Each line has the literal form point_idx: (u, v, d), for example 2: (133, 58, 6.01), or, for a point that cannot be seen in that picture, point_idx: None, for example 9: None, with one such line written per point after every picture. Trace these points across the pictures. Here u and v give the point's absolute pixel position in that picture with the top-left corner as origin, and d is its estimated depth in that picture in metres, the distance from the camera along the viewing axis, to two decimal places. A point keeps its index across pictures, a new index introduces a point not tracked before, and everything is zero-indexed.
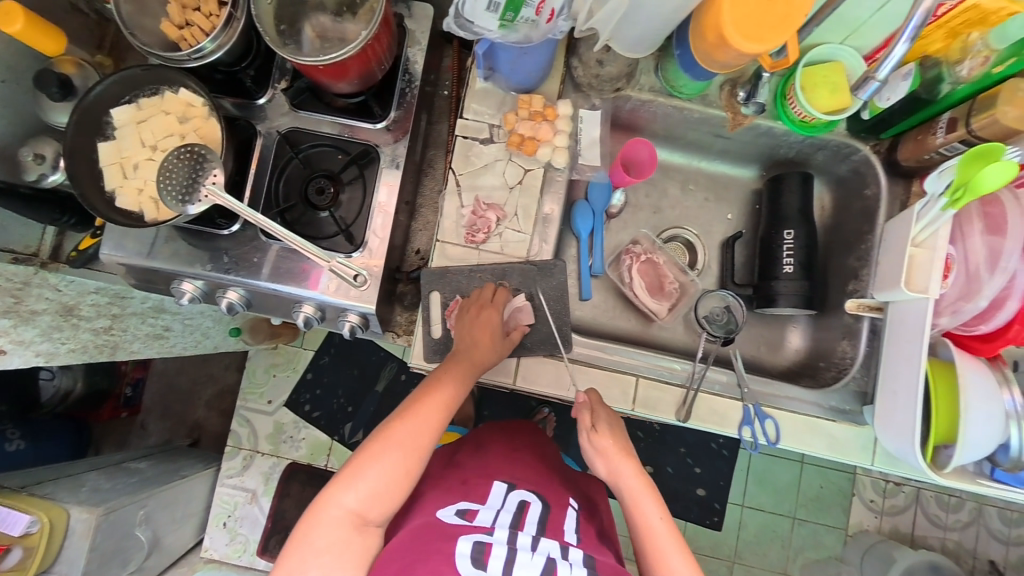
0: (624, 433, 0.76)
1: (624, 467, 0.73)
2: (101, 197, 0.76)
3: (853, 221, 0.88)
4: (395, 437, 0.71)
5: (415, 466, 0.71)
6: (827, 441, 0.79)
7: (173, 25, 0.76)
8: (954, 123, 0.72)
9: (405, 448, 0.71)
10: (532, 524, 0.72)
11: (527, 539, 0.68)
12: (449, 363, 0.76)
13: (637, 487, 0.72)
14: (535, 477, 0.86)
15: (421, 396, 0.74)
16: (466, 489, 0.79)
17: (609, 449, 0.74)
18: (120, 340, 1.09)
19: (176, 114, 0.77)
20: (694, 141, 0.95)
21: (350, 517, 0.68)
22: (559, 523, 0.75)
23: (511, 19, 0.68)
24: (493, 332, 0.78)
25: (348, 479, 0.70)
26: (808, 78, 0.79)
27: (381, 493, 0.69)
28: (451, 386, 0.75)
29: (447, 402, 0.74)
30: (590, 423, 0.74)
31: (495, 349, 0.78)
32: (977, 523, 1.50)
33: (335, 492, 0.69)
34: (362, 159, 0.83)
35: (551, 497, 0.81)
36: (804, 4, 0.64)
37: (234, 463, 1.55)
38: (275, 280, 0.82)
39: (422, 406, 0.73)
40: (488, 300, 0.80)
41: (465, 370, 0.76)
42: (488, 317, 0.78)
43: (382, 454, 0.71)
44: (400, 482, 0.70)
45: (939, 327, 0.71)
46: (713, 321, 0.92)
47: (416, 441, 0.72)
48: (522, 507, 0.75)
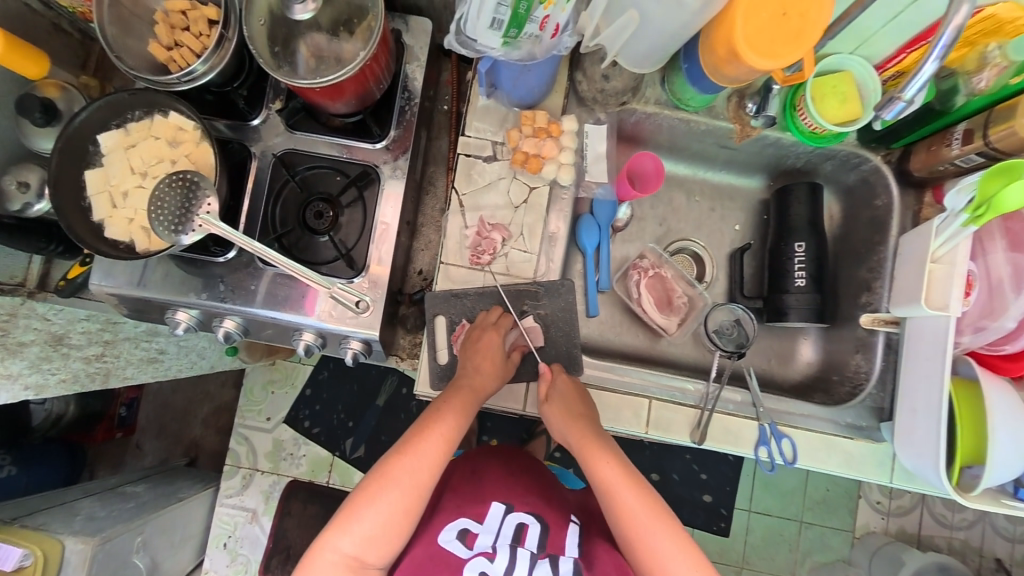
0: (581, 398, 0.75)
1: (573, 428, 0.73)
2: (90, 229, 0.72)
3: (863, 231, 0.86)
4: (393, 476, 0.70)
5: (414, 506, 0.70)
6: (844, 459, 0.77)
7: (161, 46, 0.73)
8: (970, 135, 0.70)
9: (403, 488, 0.69)
10: (532, 542, 0.75)
11: (525, 566, 0.72)
12: (449, 394, 0.74)
13: (604, 468, 0.71)
14: (537, 495, 0.84)
15: (418, 432, 0.72)
16: (465, 510, 0.80)
17: (569, 430, 0.72)
18: (113, 367, 1.06)
19: (166, 139, 0.74)
20: (700, 153, 0.93)
21: (346, 560, 0.68)
22: (558, 542, 0.76)
23: (514, 36, 0.66)
24: (495, 360, 0.76)
25: (345, 522, 0.68)
26: (817, 89, 0.77)
27: (378, 535, 0.68)
28: (452, 421, 0.72)
29: (447, 437, 0.72)
30: (546, 395, 0.75)
31: (497, 376, 0.76)
32: (983, 522, 1.50)
33: (331, 535, 0.68)
34: (361, 180, 0.81)
35: (548, 515, 0.80)
36: (819, 21, 0.63)
37: (233, 483, 1.52)
38: (272, 306, 0.79)
39: (419, 443, 0.71)
40: (492, 323, 0.78)
41: (466, 401, 0.73)
42: (489, 341, 0.76)
43: (379, 496, 0.69)
44: (398, 524, 0.69)
45: (961, 346, 0.69)
46: (722, 335, 0.89)
47: (415, 481, 0.70)
48: (520, 530, 0.77)
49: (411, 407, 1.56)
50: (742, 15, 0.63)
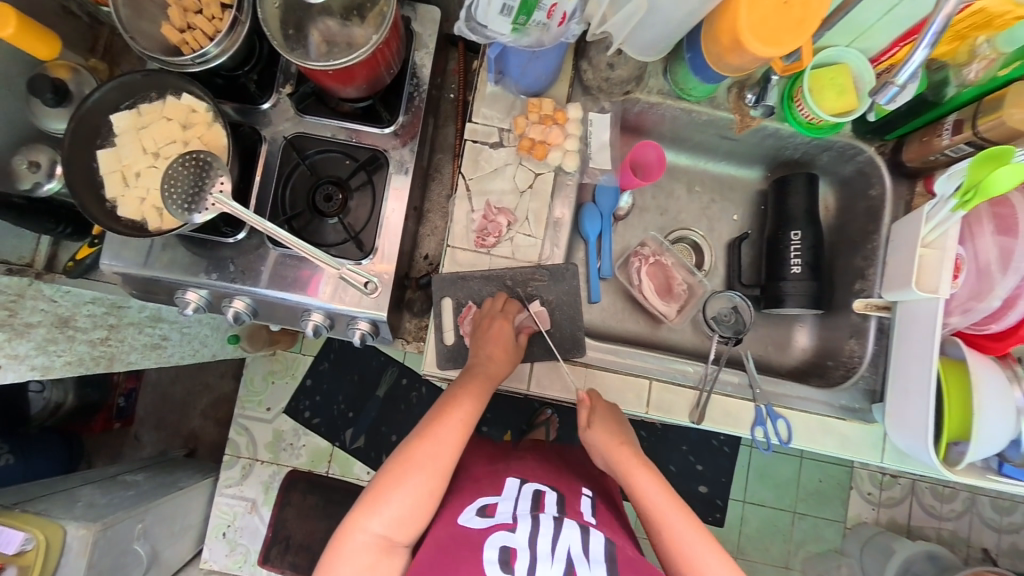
0: (619, 425, 0.76)
1: (614, 452, 0.74)
2: (102, 207, 0.73)
3: (858, 221, 0.89)
4: (416, 460, 0.71)
5: (439, 488, 0.71)
6: (837, 440, 0.80)
7: (174, 29, 0.74)
8: (960, 124, 0.73)
9: (428, 471, 0.71)
10: (552, 508, 0.74)
11: (548, 532, 0.69)
12: (465, 379, 0.75)
13: (633, 466, 0.73)
14: (549, 472, 0.87)
15: (437, 417, 0.73)
16: (481, 485, 0.80)
17: (605, 444, 0.75)
18: (117, 352, 1.05)
19: (178, 120, 0.75)
20: (701, 143, 0.95)
21: (377, 541, 0.69)
22: (575, 506, 0.77)
23: (523, 22, 0.68)
24: (508, 344, 0.77)
25: (373, 505, 0.69)
26: (814, 80, 0.79)
27: (407, 517, 0.69)
28: (470, 405, 0.74)
29: (466, 421, 0.74)
30: (586, 421, 0.75)
31: (511, 362, 0.78)
32: (971, 512, 1.53)
33: (361, 519, 0.69)
34: (370, 165, 0.82)
35: (563, 487, 0.82)
36: (821, 7, 0.65)
37: (233, 473, 1.52)
38: (281, 288, 0.80)
39: (441, 427, 0.73)
40: (499, 311, 0.79)
41: (481, 385, 0.75)
42: (500, 329, 0.77)
43: (405, 478, 0.70)
44: (424, 505, 0.70)
45: (950, 326, 0.72)
46: (721, 322, 0.92)
47: (439, 464, 0.71)
48: (539, 497, 0.76)
49: (412, 398, 1.57)
50: (746, 3, 0.65)
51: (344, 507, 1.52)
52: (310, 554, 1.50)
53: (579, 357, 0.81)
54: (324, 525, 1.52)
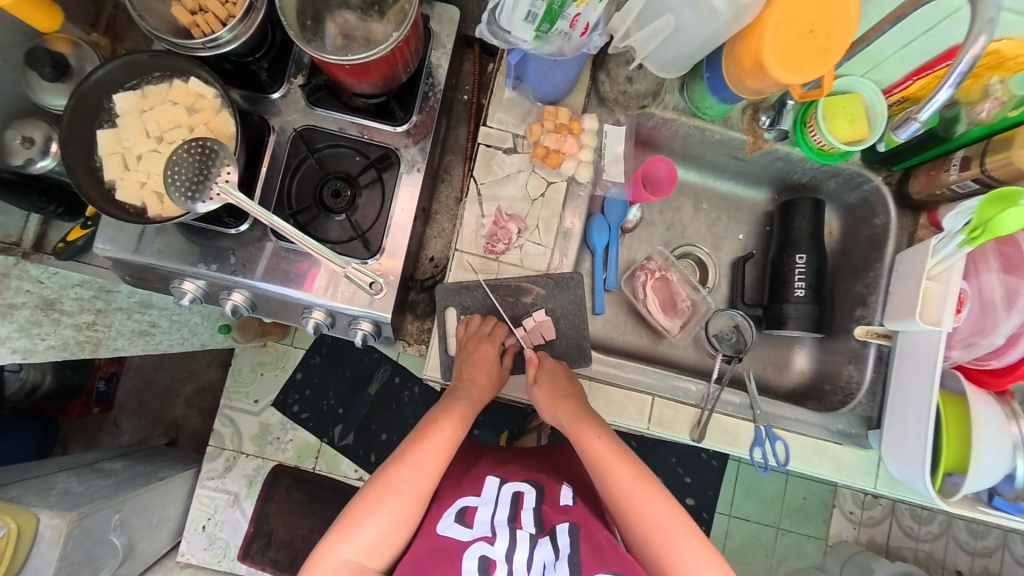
0: (570, 378, 0.78)
1: (559, 406, 0.75)
2: (100, 189, 0.71)
3: (861, 248, 0.90)
4: (393, 486, 0.71)
5: (414, 514, 0.71)
6: (833, 464, 0.80)
7: (185, 10, 0.71)
8: (967, 161, 0.75)
9: (404, 497, 0.71)
10: (530, 510, 0.75)
11: (526, 544, 0.70)
12: (446, 404, 0.75)
13: (610, 459, 0.73)
14: (528, 470, 0.86)
15: (417, 439, 0.74)
16: (460, 488, 0.80)
17: (547, 397, 0.76)
18: (104, 337, 1.01)
19: (184, 104, 0.73)
20: (710, 162, 0.96)
21: (349, 566, 0.68)
22: (554, 497, 0.79)
23: (546, 31, 0.68)
24: (491, 370, 0.77)
25: (347, 529, 0.69)
26: (829, 107, 0.79)
27: (380, 542, 0.69)
28: (450, 429, 0.74)
29: (445, 448, 0.74)
30: (533, 376, 0.78)
31: (491, 389, 0.77)
32: (947, 535, 1.56)
33: (334, 543, 0.69)
34: (381, 163, 0.81)
35: (543, 480, 0.83)
36: (844, 40, 0.66)
37: (216, 464, 1.48)
38: (282, 283, 0.78)
39: (419, 452, 0.73)
40: (486, 333, 0.78)
41: (464, 411, 0.75)
42: (485, 352, 0.77)
43: (380, 504, 0.70)
44: (397, 532, 0.70)
45: (951, 359, 0.73)
46: (723, 340, 0.92)
47: (415, 490, 0.71)
48: (516, 499, 0.77)
49: (404, 397, 1.55)
50: (772, 26, 0.66)
51: (330, 504, 1.49)
52: (293, 550, 1.48)
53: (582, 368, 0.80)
54: (307, 523, 1.49)
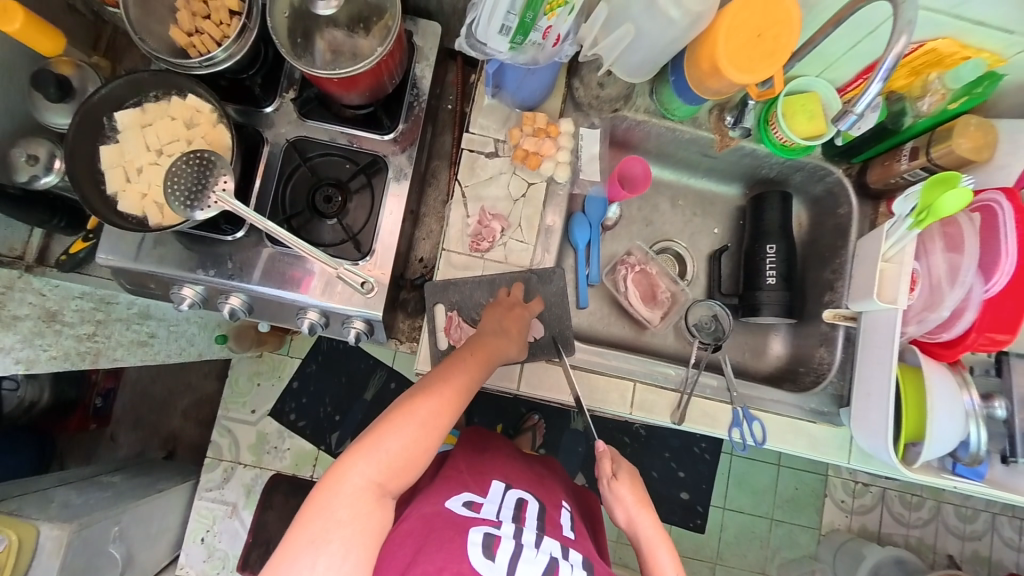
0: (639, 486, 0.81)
1: (644, 515, 0.78)
2: (103, 201, 0.75)
3: (828, 237, 0.95)
4: (419, 411, 0.67)
5: (434, 442, 0.68)
6: (808, 441, 0.84)
7: (183, 32, 0.76)
8: (916, 151, 0.81)
9: (427, 422, 0.67)
10: (533, 521, 0.73)
11: (531, 536, 0.69)
12: (475, 344, 0.74)
13: (655, 539, 0.76)
14: (530, 480, 0.87)
15: (443, 372, 0.71)
16: (467, 480, 0.80)
17: (632, 501, 0.80)
18: (104, 348, 1.03)
19: (182, 119, 0.77)
20: (683, 160, 1.01)
21: (370, 488, 0.63)
22: (555, 520, 0.78)
23: (519, 42, 0.73)
24: (520, 326, 0.79)
25: (369, 448, 0.65)
26: (789, 105, 0.85)
27: (403, 465, 0.65)
28: (476, 364, 0.72)
29: (468, 381, 0.71)
30: (611, 473, 0.81)
31: (515, 340, 0.78)
32: (936, 520, 1.59)
33: (355, 460, 0.64)
34: (370, 169, 0.85)
35: (546, 499, 0.82)
36: (790, 43, 0.72)
37: (214, 475, 1.50)
38: (277, 285, 0.82)
39: (446, 383, 0.70)
40: (516, 301, 0.82)
41: (489, 354, 0.74)
42: (516, 314, 0.80)
43: (405, 425, 0.66)
44: (420, 458, 0.66)
45: (907, 334, 0.79)
46: (702, 329, 0.97)
47: (440, 418, 0.68)
48: (521, 504, 0.77)
49: None
50: (725, 33, 0.72)
51: None
52: None
53: (564, 358, 0.83)
54: None
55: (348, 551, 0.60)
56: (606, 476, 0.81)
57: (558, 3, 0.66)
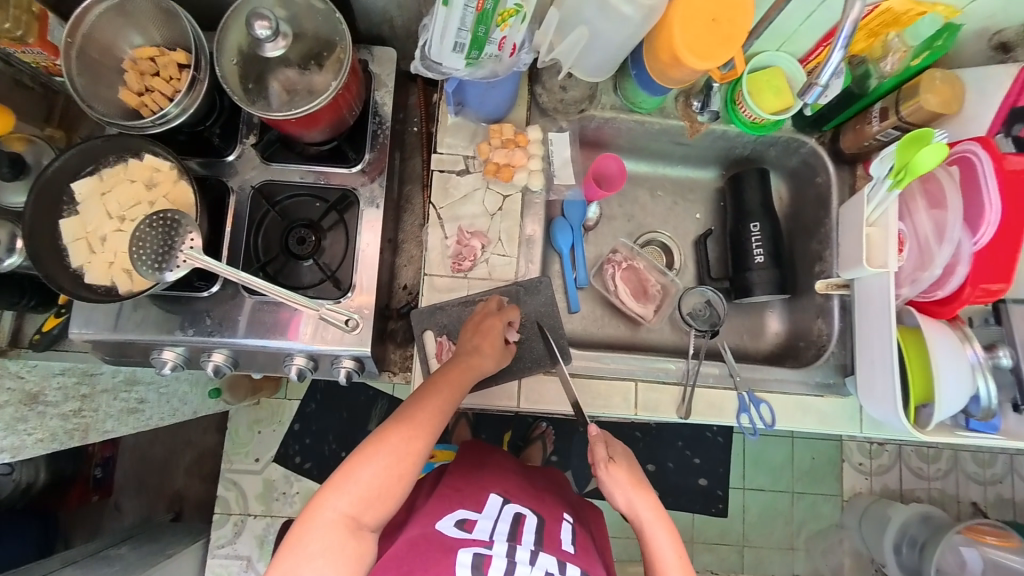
0: (635, 465, 0.80)
1: (639, 496, 0.76)
2: (69, 276, 0.71)
3: (810, 208, 0.95)
4: (391, 441, 0.67)
5: (408, 471, 0.67)
6: (817, 416, 0.84)
7: (132, 92, 0.74)
8: (886, 112, 0.81)
9: (399, 451, 0.67)
10: (530, 537, 0.72)
11: (525, 554, 0.68)
12: (446, 367, 0.73)
13: (653, 520, 0.74)
14: (529, 494, 0.85)
15: (415, 399, 0.71)
16: (462, 497, 0.79)
17: (626, 481, 0.77)
18: (93, 421, 1.00)
19: (142, 181, 0.74)
20: (657, 151, 1.01)
21: (343, 521, 0.64)
22: (554, 535, 0.76)
23: (476, 56, 0.72)
24: (495, 342, 0.76)
25: (343, 482, 0.65)
26: (753, 83, 0.84)
27: (376, 497, 0.65)
28: (448, 391, 0.71)
29: (440, 409, 0.70)
30: (607, 456, 0.78)
31: (493, 359, 0.76)
32: (956, 470, 1.58)
33: (330, 494, 0.64)
34: (341, 204, 0.83)
35: (545, 512, 0.81)
36: (746, 24, 0.72)
37: (225, 530, 1.46)
38: (261, 335, 0.79)
39: (417, 410, 0.69)
40: (493, 309, 0.80)
41: (461, 376, 0.73)
42: (492, 326, 0.77)
43: (377, 456, 0.66)
44: (394, 488, 0.66)
45: (902, 296, 0.78)
46: (696, 317, 0.95)
47: (413, 446, 0.68)
48: (519, 519, 0.75)
49: None
50: (679, 23, 0.71)
51: None
52: None
53: (563, 367, 0.81)
54: None
55: None
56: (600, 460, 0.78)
57: (509, 13, 0.66)
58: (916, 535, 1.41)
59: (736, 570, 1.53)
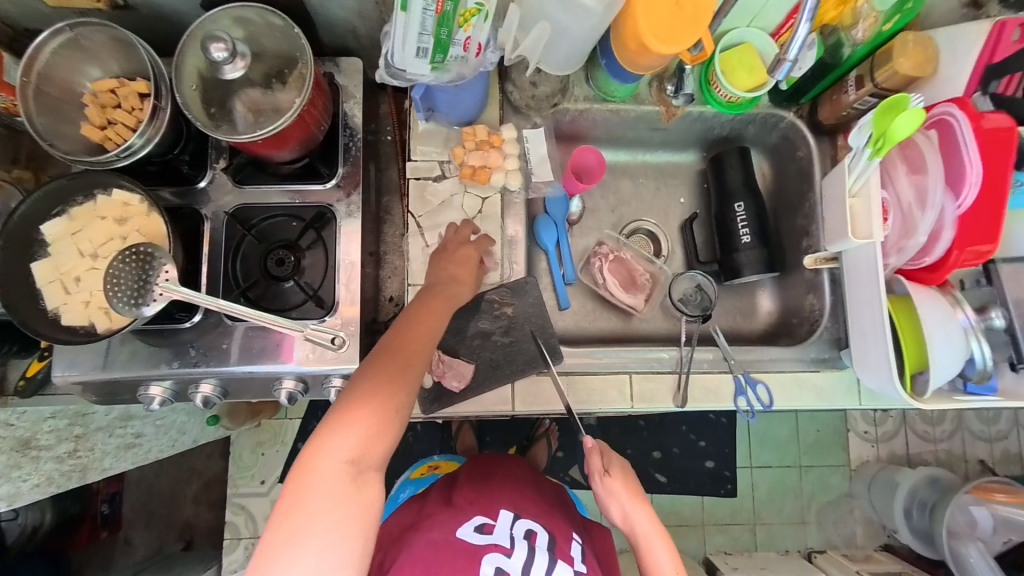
0: (633, 479, 0.80)
1: (637, 508, 0.76)
2: (45, 319, 0.70)
3: (793, 182, 0.94)
4: (379, 376, 0.63)
5: (404, 407, 0.63)
6: (815, 393, 0.84)
7: (94, 127, 0.72)
8: (861, 80, 0.79)
9: (390, 385, 0.63)
10: (544, 556, 0.73)
11: (543, 565, 0.71)
12: (425, 297, 0.72)
13: (650, 532, 0.74)
14: (541, 509, 0.85)
15: (398, 332, 0.68)
16: (480, 507, 0.79)
17: (623, 492, 0.77)
18: (90, 461, 1.00)
19: (112, 216, 0.73)
20: (635, 139, 0.99)
21: (345, 467, 0.58)
22: (567, 552, 0.77)
23: (440, 60, 0.70)
24: (469, 266, 0.78)
25: (334, 428, 0.60)
26: (725, 62, 0.83)
27: (375, 434, 0.60)
28: (412, 329, 0.68)
29: (426, 338, 0.68)
30: (602, 467, 0.79)
31: (455, 291, 0.74)
32: (961, 430, 1.59)
33: (322, 443, 0.59)
34: (317, 222, 0.82)
35: (556, 529, 0.81)
36: (709, 5, 0.70)
37: (237, 556, 1.45)
38: (248, 361, 0.78)
39: (402, 343, 0.66)
40: (467, 238, 0.81)
41: (442, 303, 0.72)
42: (467, 253, 0.78)
43: (365, 397, 0.61)
44: (390, 426, 0.62)
45: (890, 266, 0.78)
46: (688, 302, 0.95)
47: (404, 378, 0.64)
48: (532, 536, 0.76)
49: (407, 438, 1.43)
50: (643, 9, 0.70)
51: None
52: None
53: (552, 368, 0.81)
54: None
55: (334, 531, 0.55)
56: (595, 470, 0.79)
57: (470, 13, 0.64)
58: (925, 498, 1.42)
59: (750, 548, 1.53)
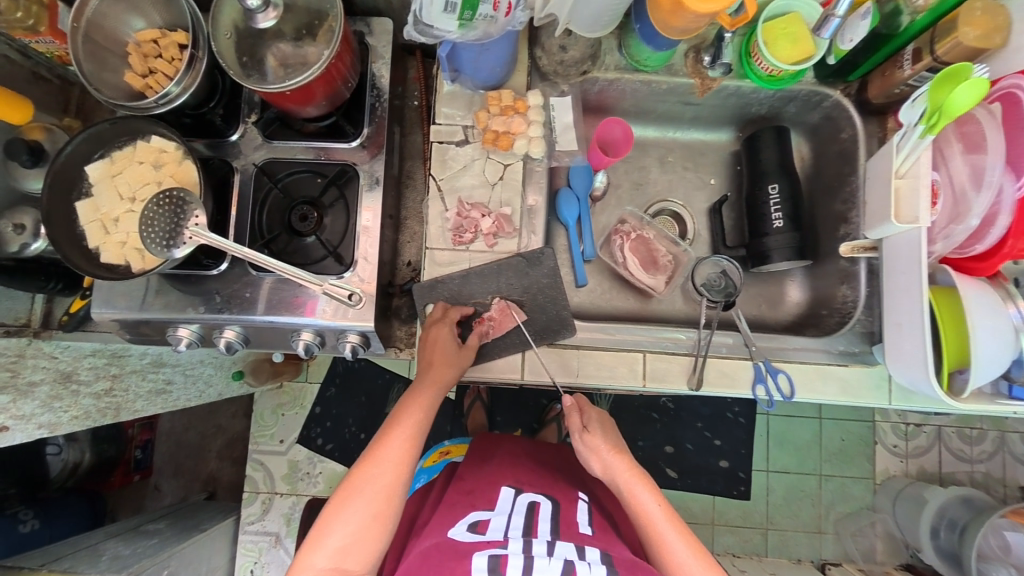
0: (610, 432, 0.79)
1: (616, 461, 0.74)
2: (85, 257, 0.74)
3: (833, 165, 0.88)
4: (359, 485, 0.67)
5: (386, 509, 0.66)
6: (839, 386, 0.80)
7: (136, 75, 0.75)
8: (918, 53, 0.73)
9: (370, 495, 0.66)
10: (547, 524, 0.71)
11: (542, 546, 0.65)
12: (407, 397, 0.73)
13: (631, 479, 0.72)
14: (540, 479, 0.85)
15: (380, 437, 0.70)
16: (473, 499, 0.77)
17: (603, 447, 0.75)
18: (124, 401, 1.05)
19: (149, 161, 0.76)
20: (666, 114, 0.96)
21: (327, 574, 0.63)
22: (570, 517, 0.75)
23: (468, 18, 0.68)
24: (447, 355, 0.76)
25: (318, 536, 0.65)
26: (768, 32, 0.78)
27: (354, 543, 0.64)
28: (413, 418, 0.71)
29: (406, 445, 0.70)
30: (581, 425, 0.77)
31: (454, 370, 0.76)
32: (1002, 451, 1.48)
33: (308, 551, 0.64)
34: (340, 179, 0.83)
35: (559, 495, 0.81)
36: None
37: (254, 508, 1.52)
38: (269, 311, 0.81)
39: (383, 449, 0.69)
40: (439, 317, 0.80)
41: (424, 402, 0.73)
42: (439, 334, 0.78)
43: (347, 505, 0.66)
44: (372, 531, 0.65)
45: (935, 254, 0.72)
46: (711, 287, 0.91)
47: (382, 485, 0.67)
48: (532, 508, 0.74)
49: None
50: None
51: None
52: None
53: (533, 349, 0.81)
54: None
55: None
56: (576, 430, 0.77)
57: None
58: (956, 518, 1.33)
59: (761, 552, 1.48)
